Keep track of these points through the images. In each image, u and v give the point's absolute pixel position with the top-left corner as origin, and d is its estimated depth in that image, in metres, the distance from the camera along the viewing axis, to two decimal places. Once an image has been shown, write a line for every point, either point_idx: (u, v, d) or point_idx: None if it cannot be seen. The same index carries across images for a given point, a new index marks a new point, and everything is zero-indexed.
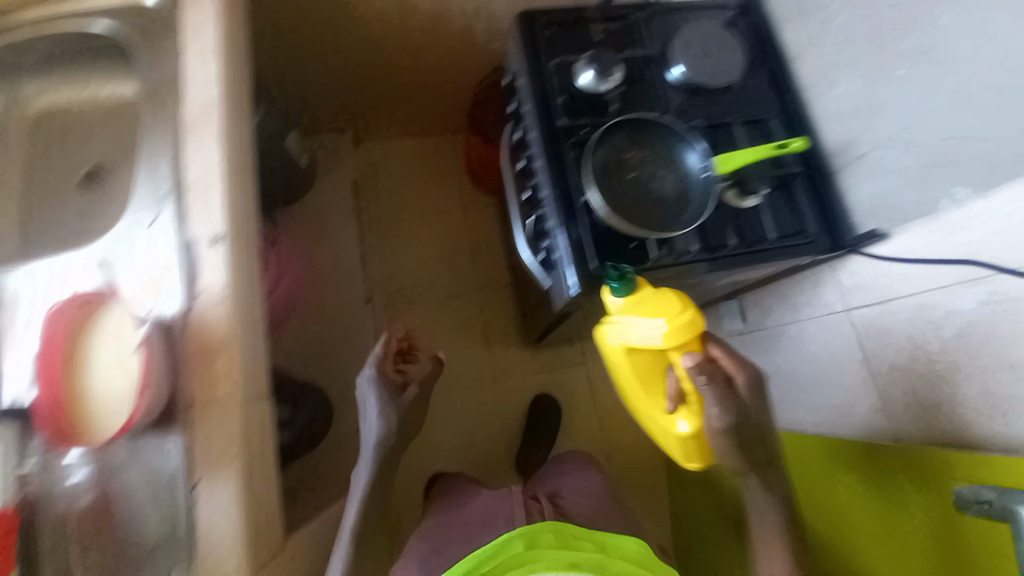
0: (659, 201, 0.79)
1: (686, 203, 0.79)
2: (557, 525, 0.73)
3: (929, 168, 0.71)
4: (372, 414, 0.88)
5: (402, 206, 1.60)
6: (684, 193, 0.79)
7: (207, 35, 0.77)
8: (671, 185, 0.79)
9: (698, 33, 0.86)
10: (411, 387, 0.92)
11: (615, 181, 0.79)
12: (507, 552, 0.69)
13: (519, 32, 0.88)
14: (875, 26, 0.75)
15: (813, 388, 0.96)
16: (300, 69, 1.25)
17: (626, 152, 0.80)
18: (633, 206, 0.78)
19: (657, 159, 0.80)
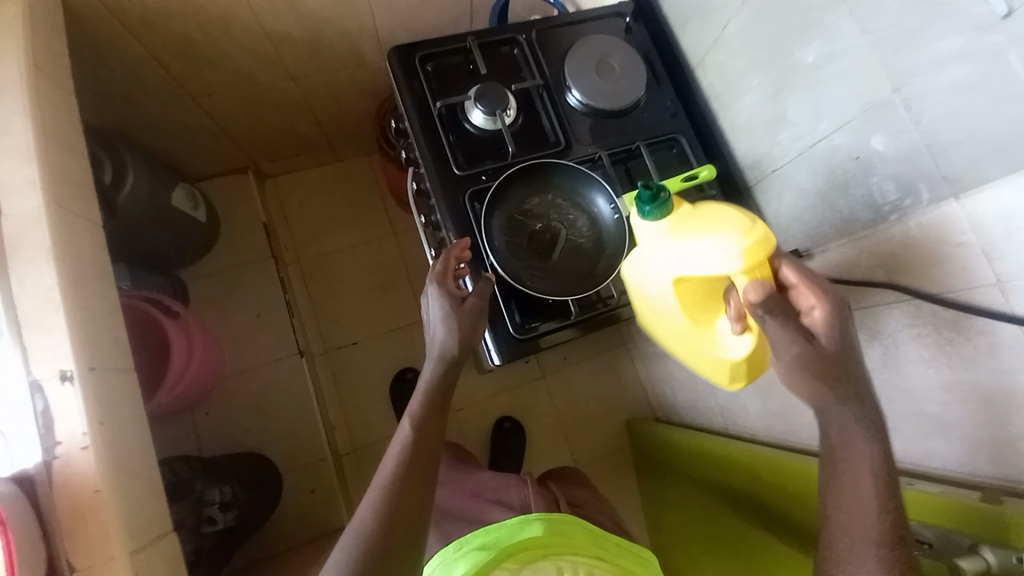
0: (573, 253, 0.75)
1: (600, 248, 0.75)
2: (570, 517, 0.75)
3: (865, 184, 0.64)
4: (436, 324, 0.69)
5: (320, 247, 1.47)
6: (597, 237, 0.75)
7: (18, 130, 0.68)
8: (580, 231, 0.75)
9: (589, 54, 0.82)
10: (476, 297, 0.69)
11: (523, 238, 0.74)
12: (528, 533, 0.71)
13: (397, 69, 0.79)
14: (764, 36, 0.71)
15: (769, 399, 0.95)
16: (166, 118, 1.13)
17: (530, 202, 0.75)
18: (547, 260, 0.74)
19: (563, 207, 0.76)
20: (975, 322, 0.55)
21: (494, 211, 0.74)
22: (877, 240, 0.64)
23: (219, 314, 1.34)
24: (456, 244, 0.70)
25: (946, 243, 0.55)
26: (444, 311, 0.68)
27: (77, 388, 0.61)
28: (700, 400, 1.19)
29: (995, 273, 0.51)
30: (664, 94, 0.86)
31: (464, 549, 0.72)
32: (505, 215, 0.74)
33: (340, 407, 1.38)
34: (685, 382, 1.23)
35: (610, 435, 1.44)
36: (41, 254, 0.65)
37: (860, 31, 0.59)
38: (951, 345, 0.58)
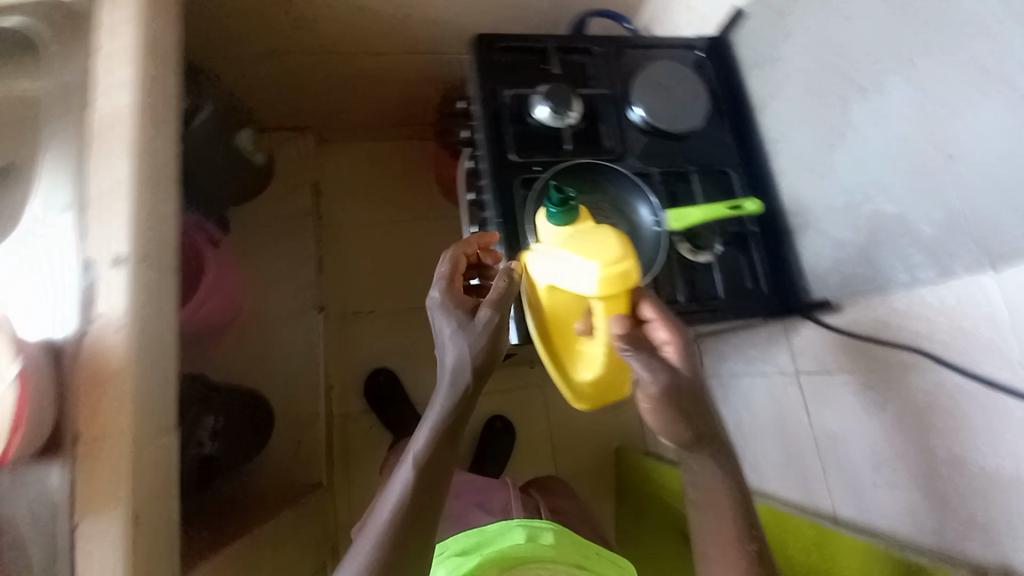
0: None
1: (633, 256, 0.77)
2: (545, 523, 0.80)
3: (900, 243, 0.64)
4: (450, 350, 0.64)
5: (360, 214, 1.53)
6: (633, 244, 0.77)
7: (125, 38, 0.74)
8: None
9: (656, 77, 0.86)
10: (491, 306, 0.65)
11: None
12: (508, 540, 0.76)
13: (475, 55, 0.84)
14: (828, 88, 0.73)
15: (767, 449, 0.93)
16: (251, 65, 1.21)
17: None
18: None
19: (601, 213, 0.77)
20: (989, 397, 0.54)
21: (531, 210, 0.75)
22: (903, 301, 0.64)
23: (250, 256, 1.39)
24: (465, 240, 0.71)
25: (976, 314, 0.56)
26: (453, 319, 0.65)
27: (124, 273, 0.65)
28: None
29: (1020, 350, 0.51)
30: (722, 128, 0.88)
31: (444, 554, 0.78)
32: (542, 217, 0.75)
33: (342, 369, 1.41)
34: None
35: (598, 459, 1.43)
36: (120, 149, 0.70)
37: (924, 95, 0.60)
38: (961, 419, 0.58)
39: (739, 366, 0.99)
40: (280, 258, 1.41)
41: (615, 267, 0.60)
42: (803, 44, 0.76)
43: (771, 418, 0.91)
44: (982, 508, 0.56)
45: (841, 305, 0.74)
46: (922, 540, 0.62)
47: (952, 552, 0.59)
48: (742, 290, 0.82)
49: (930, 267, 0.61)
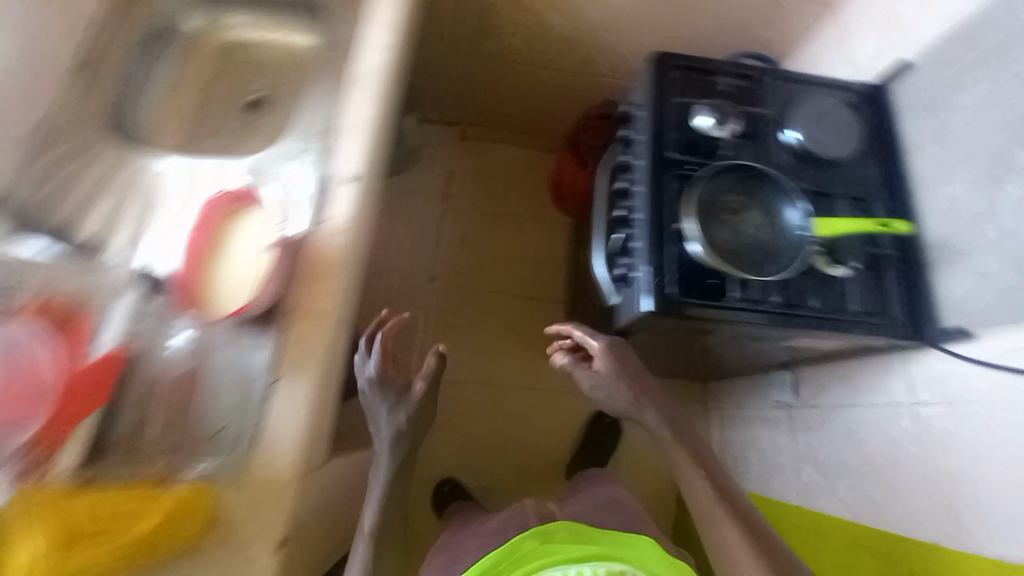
0: (748, 248, 0.82)
1: (774, 252, 0.83)
2: (537, 534, 0.96)
3: (980, 257, 0.76)
4: None
5: (480, 207, 1.67)
6: (771, 242, 0.83)
7: (387, 13, 0.89)
8: (773, 236, 0.83)
9: (811, 110, 0.92)
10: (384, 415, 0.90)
11: (709, 222, 0.83)
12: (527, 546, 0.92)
13: (652, 70, 0.96)
14: (952, 140, 0.83)
15: (828, 469, 1.04)
16: (432, 60, 1.38)
17: (728, 196, 0.85)
18: (725, 244, 0.82)
19: (763, 203, 0.85)
20: None
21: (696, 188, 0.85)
22: (987, 312, 0.74)
23: (391, 219, 1.58)
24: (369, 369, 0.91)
25: None
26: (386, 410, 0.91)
27: (352, 191, 0.78)
28: (764, 464, 1.26)
29: None
30: (872, 163, 0.92)
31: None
32: (707, 198, 0.84)
33: (439, 336, 1.55)
34: (750, 436, 1.35)
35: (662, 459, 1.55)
36: (362, 97, 0.84)
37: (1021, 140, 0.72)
38: None
39: (847, 399, 1.01)
40: (392, 236, 1.57)
41: (36, 531, 0.58)
42: (953, 92, 0.83)
43: (847, 438, 0.99)
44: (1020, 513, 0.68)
45: (972, 341, 0.76)
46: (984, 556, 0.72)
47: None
48: (873, 310, 0.83)
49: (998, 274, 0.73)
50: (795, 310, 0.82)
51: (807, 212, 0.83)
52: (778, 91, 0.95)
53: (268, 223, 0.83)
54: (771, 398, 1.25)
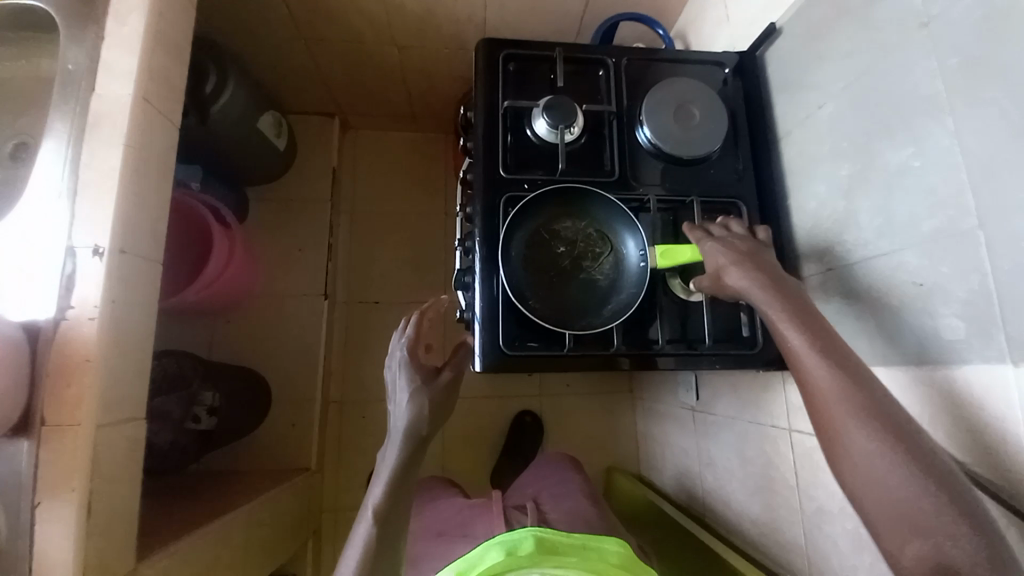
0: (579, 286, 0.73)
1: (611, 289, 0.73)
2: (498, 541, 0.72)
3: (845, 276, 0.66)
4: None
5: (375, 205, 1.53)
6: (610, 280, 0.73)
7: (133, 28, 0.75)
8: (617, 265, 0.73)
9: (672, 95, 0.78)
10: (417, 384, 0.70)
11: (535, 257, 0.73)
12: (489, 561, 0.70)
13: (480, 60, 0.79)
14: (819, 130, 0.71)
15: (722, 480, 0.96)
16: (276, 47, 1.20)
17: (563, 224, 0.74)
18: (552, 284, 0.72)
19: (603, 227, 0.74)
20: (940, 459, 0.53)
21: (524, 220, 0.73)
22: (853, 337, 0.65)
23: (272, 236, 1.44)
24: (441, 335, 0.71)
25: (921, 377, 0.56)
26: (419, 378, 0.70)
27: (104, 262, 0.66)
28: (668, 461, 1.20)
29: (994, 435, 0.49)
30: (739, 157, 0.80)
31: None
32: (537, 231, 0.74)
33: (343, 355, 1.43)
34: (656, 432, 1.27)
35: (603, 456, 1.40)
36: (109, 140, 0.70)
37: (893, 135, 0.60)
38: None
39: (735, 410, 0.90)
40: (276, 251, 1.42)
41: None
42: (815, 70, 0.71)
43: (739, 454, 0.90)
44: None
45: None
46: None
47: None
48: (735, 336, 0.74)
49: (865, 298, 0.63)
50: (646, 350, 0.73)
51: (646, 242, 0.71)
52: (631, 77, 0.82)
53: None
54: (677, 397, 1.14)
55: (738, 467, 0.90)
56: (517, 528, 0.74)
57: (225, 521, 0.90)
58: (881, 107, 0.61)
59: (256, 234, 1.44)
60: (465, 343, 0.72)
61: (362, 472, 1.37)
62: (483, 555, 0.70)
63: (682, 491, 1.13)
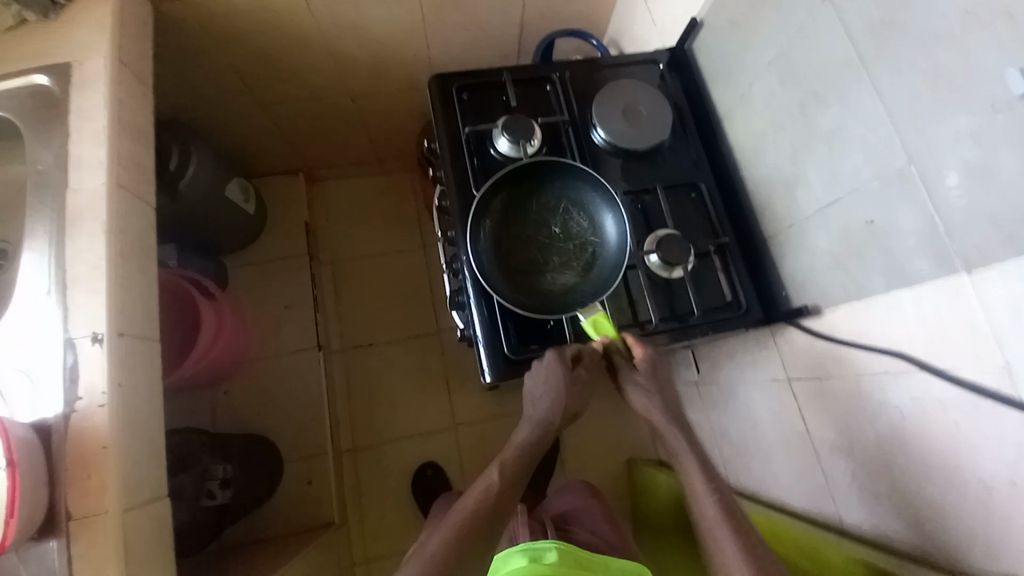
0: (537, 280, 0.75)
1: (566, 296, 0.75)
2: (525, 549, 0.79)
3: (806, 229, 0.72)
4: None
5: (353, 251, 1.56)
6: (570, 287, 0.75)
7: (98, 121, 0.77)
8: (580, 283, 0.75)
9: (619, 97, 0.84)
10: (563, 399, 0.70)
11: (506, 239, 0.76)
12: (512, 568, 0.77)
13: (436, 94, 0.84)
14: (757, 104, 0.77)
15: (738, 447, 0.99)
16: (233, 116, 1.24)
17: (574, 218, 0.78)
18: (512, 268, 0.75)
19: (587, 255, 0.77)
20: (921, 375, 0.58)
21: (565, 186, 0.78)
22: (825, 283, 0.70)
23: (256, 299, 1.44)
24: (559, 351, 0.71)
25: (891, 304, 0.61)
26: (567, 389, 0.70)
27: (104, 348, 0.66)
28: (685, 442, 1.23)
29: (959, 341, 0.53)
30: (690, 141, 0.87)
31: None
32: (560, 202, 0.78)
33: (348, 404, 1.43)
34: None
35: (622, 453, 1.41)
36: (93, 228, 0.72)
37: (821, 98, 0.66)
38: (929, 401, 0.57)
39: (737, 376, 0.94)
40: (263, 313, 1.43)
41: None
42: (742, 52, 0.78)
43: (748, 417, 0.93)
44: (916, 497, 0.61)
45: (817, 315, 0.72)
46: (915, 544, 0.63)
47: (961, 563, 0.57)
48: (721, 303, 0.79)
49: (829, 245, 0.68)
50: (641, 331, 0.77)
51: (622, 249, 0.74)
52: (577, 87, 0.88)
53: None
54: (680, 377, 1.17)
55: (751, 431, 0.93)
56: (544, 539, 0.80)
57: None
58: (807, 75, 0.68)
59: (240, 300, 1.44)
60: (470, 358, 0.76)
61: (385, 515, 1.35)
62: (508, 557, 0.78)
63: (703, 467, 1.15)
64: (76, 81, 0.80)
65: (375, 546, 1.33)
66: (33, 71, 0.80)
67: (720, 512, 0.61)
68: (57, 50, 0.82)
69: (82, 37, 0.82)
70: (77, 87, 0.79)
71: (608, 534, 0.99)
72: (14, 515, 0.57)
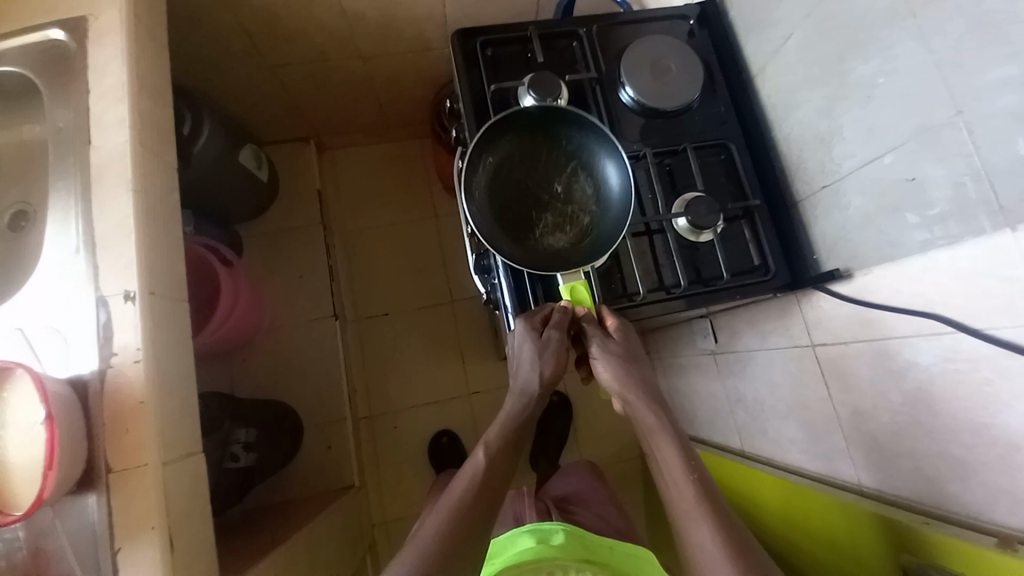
0: (529, 234, 0.73)
1: (558, 254, 0.72)
2: (531, 529, 0.82)
3: (840, 189, 0.71)
4: None
5: (366, 220, 1.55)
6: (562, 246, 0.73)
7: (116, 77, 0.76)
8: (572, 244, 0.74)
9: (647, 55, 0.82)
10: (539, 364, 0.68)
11: (501, 190, 0.74)
12: (520, 547, 0.80)
13: (459, 50, 0.82)
14: (792, 60, 0.75)
15: (754, 412, 1.00)
16: (244, 79, 1.21)
17: (578, 185, 0.76)
18: (506, 219, 0.73)
19: (580, 224, 0.75)
20: (954, 336, 0.57)
21: (580, 147, 0.75)
22: (858, 244, 0.69)
23: (271, 268, 1.44)
24: (529, 317, 0.69)
25: (924, 263, 0.60)
26: (538, 355, 0.68)
27: (137, 306, 0.67)
28: (699, 410, 1.24)
29: (995, 300, 0.53)
30: (719, 101, 0.84)
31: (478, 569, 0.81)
32: (570, 163, 0.76)
33: (364, 372, 1.45)
34: (682, 385, 1.30)
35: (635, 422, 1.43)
36: (118, 187, 0.71)
37: (862, 51, 0.64)
38: (961, 362, 0.57)
39: (756, 343, 0.95)
40: (278, 282, 1.43)
41: None
42: (780, 5, 0.75)
43: (766, 384, 0.94)
44: (938, 458, 0.62)
45: (847, 279, 0.71)
46: (935, 505, 0.63)
47: (981, 520, 0.58)
48: (748, 267, 0.78)
49: (864, 204, 0.67)
50: (665, 295, 0.76)
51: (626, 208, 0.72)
52: (604, 44, 0.86)
53: (32, 407, 0.60)
54: (696, 346, 1.17)
55: (768, 397, 0.94)
56: (551, 520, 0.84)
57: (286, 545, 0.91)
58: (847, 27, 0.65)
59: (254, 269, 1.44)
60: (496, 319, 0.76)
61: (402, 480, 1.38)
62: (514, 539, 0.81)
63: (716, 434, 1.17)
64: (91, 36, 0.78)
65: (392, 510, 1.37)
66: (46, 25, 0.78)
67: (698, 494, 0.58)
68: (68, 3, 0.79)
69: None
70: (92, 43, 0.78)
71: (612, 517, 1.02)
72: (52, 467, 0.58)
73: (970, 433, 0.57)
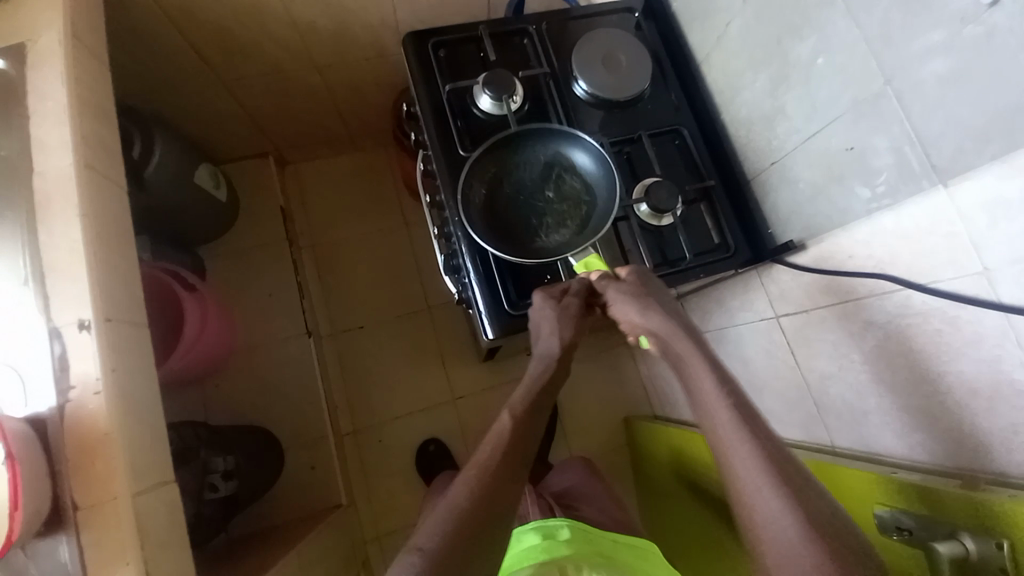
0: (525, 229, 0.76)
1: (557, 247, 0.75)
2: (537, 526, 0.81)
3: (789, 164, 0.74)
4: None
5: (334, 234, 1.53)
6: (558, 239, 0.76)
7: (56, 100, 0.73)
8: (569, 236, 0.75)
9: (597, 48, 0.84)
10: (560, 329, 0.68)
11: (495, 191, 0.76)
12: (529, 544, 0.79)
13: (411, 53, 0.82)
14: (733, 45, 0.78)
15: None
16: (196, 98, 1.18)
17: (569, 177, 0.77)
18: (504, 217, 0.76)
19: (578, 217, 0.76)
20: (903, 293, 0.60)
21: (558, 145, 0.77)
22: (809, 214, 0.73)
23: (238, 290, 1.40)
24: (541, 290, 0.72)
25: (871, 226, 0.63)
26: (559, 320, 0.69)
27: (94, 336, 0.64)
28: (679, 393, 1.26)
29: (936, 253, 0.56)
30: (670, 89, 0.87)
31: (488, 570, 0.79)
32: (558, 155, 0.77)
33: (344, 387, 1.42)
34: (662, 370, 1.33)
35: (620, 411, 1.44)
36: (66, 214, 0.68)
37: (797, 31, 0.68)
38: (911, 318, 0.60)
39: (726, 321, 0.97)
40: (247, 303, 1.39)
41: None
42: None
43: (739, 359, 0.97)
44: (901, 411, 0.65)
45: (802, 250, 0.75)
46: (904, 457, 0.66)
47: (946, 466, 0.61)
48: (710, 246, 0.81)
49: (812, 177, 0.71)
50: None
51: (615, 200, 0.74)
52: (555, 40, 0.87)
53: None
54: None
55: (742, 373, 0.97)
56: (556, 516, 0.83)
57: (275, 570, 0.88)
58: (783, 11, 0.69)
59: (221, 292, 1.39)
60: (470, 318, 0.76)
61: (392, 493, 1.36)
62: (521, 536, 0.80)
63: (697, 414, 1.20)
64: (28, 60, 0.75)
65: (383, 524, 1.34)
66: None
67: None
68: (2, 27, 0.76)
69: (29, 14, 0.77)
70: (31, 68, 0.75)
71: (606, 508, 1.03)
72: (18, 508, 0.55)
73: (927, 384, 0.60)
